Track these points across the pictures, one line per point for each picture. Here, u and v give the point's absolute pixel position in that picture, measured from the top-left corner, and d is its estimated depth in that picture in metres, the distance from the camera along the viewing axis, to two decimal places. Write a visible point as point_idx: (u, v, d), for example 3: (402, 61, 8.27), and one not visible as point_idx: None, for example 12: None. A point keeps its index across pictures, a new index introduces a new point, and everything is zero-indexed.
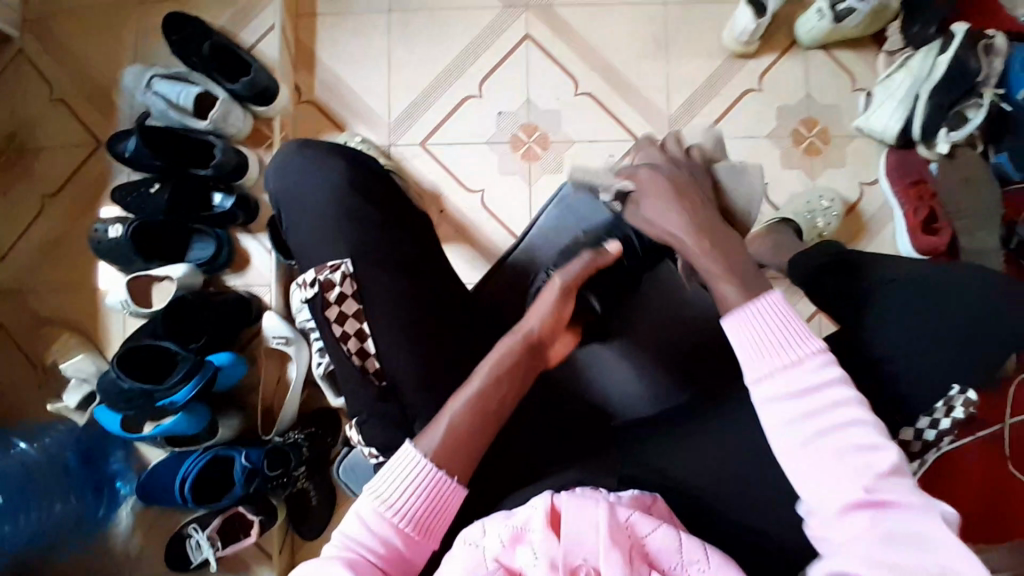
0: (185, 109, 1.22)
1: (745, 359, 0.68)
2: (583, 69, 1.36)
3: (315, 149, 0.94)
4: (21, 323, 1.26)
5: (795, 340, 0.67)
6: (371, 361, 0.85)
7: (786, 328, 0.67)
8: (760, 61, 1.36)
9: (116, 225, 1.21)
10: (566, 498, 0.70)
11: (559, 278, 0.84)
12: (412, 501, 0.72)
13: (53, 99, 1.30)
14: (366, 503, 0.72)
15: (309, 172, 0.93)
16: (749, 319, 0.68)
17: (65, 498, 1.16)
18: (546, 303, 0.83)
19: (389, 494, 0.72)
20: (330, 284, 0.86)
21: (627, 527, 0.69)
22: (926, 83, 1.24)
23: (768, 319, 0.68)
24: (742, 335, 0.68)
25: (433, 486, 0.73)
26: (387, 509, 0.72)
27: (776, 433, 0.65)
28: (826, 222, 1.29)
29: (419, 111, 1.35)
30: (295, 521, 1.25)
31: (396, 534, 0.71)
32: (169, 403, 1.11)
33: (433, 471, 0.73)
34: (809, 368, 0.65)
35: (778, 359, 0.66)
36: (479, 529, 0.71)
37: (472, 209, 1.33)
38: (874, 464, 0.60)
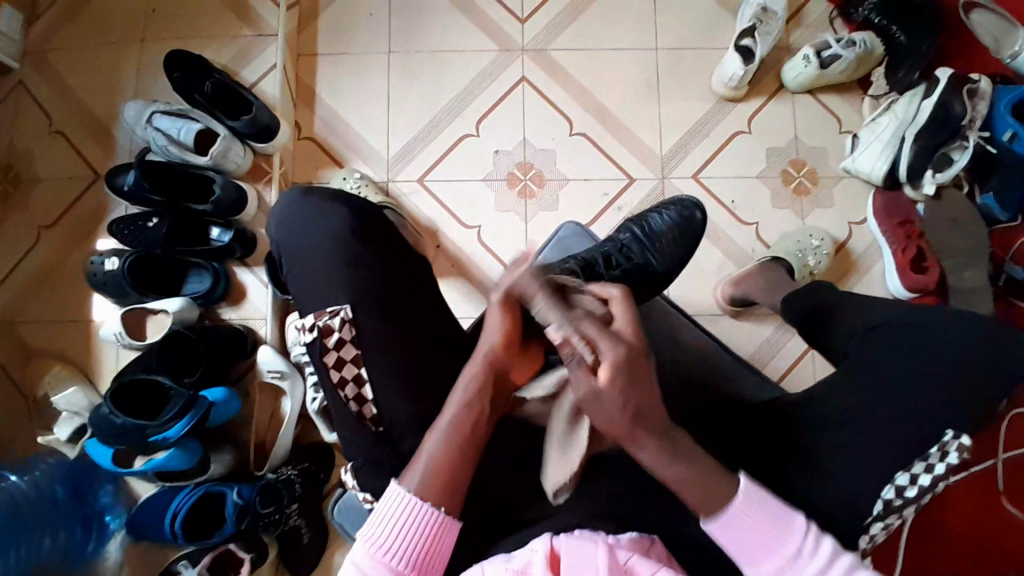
0: (185, 145, 1.24)
1: (743, 557, 0.74)
2: (577, 110, 1.39)
3: (316, 197, 0.96)
4: (12, 355, 1.25)
5: (778, 535, 0.73)
6: (369, 407, 0.86)
7: (775, 528, 0.73)
8: (750, 104, 1.40)
9: (112, 258, 1.21)
10: (566, 541, 0.72)
11: (497, 293, 0.78)
12: (406, 542, 0.75)
13: (53, 132, 1.32)
14: (361, 549, 0.76)
15: (288, 208, 0.96)
16: (733, 526, 0.73)
17: (55, 532, 1.10)
18: (494, 318, 0.79)
19: (381, 536, 0.76)
20: (328, 330, 0.87)
21: (626, 569, 0.70)
22: (911, 126, 1.28)
23: (742, 522, 0.73)
24: (731, 533, 0.74)
25: (425, 525, 0.76)
26: (382, 552, 0.75)
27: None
28: (816, 261, 1.32)
29: (416, 148, 1.37)
30: (284, 560, 1.22)
31: (392, 574, 0.75)
32: (161, 439, 1.09)
33: (420, 506, 0.75)
34: (808, 560, 0.73)
35: (779, 556, 0.73)
36: (479, 575, 0.72)
37: (468, 245, 1.34)
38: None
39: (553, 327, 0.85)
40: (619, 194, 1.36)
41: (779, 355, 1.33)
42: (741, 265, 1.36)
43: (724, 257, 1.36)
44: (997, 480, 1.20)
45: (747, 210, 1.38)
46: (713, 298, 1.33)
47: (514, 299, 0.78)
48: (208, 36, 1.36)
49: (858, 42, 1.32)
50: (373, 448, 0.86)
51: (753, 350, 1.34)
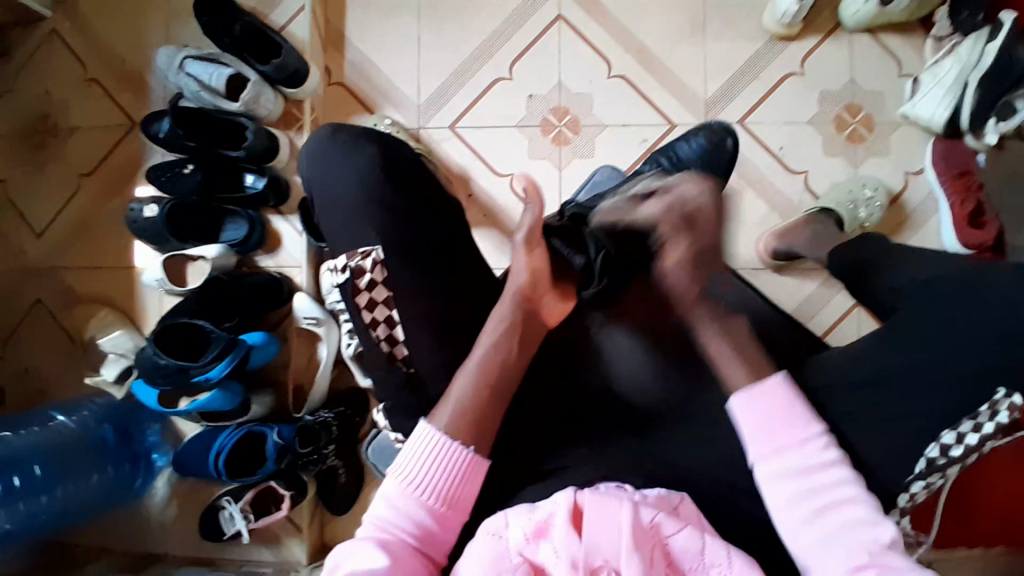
0: (217, 91, 1.22)
1: (750, 438, 0.74)
2: (616, 51, 1.33)
3: (347, 136, 0.94)
4: (62, 299, 1.30)
5: (797, 418, 0.73)
6: (399, 349, 0.88)
7: (792, 406, 0.73)
8: (802, 44, 1.31)
9: (151, 205, 1.23)
10: (589, 496, 0.72)
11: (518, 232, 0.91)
12: (437, 479, 0.76)
13: (87, 80, 1.32)
14: (392, 484, 0.77)
15: (321, 149, 0.94)
16: (762, 392, 0.74)
17: (100, 471, 1.18)
18: (520, 258, 0.90)
19: (414, 473, 0.76)
20: (360, 270, 0.88)
21: (651, 527, 0.70)
22: (975, 72, 1.17)
23: (769, 397, 0.74)
24: (754, 410, 0.74)
25: (453, 462, 0.77)
26: (413, 487, 0.76)
27: (784, 506, 0.71)
28: (867, 213, 1.25)
29: (449, 93, 1.34)
30: (323, 496, 1.28)
31: (424, 511, 0.75)
32: (204, 379, 1.14)
33: (451, 444, 0.77)
34: (814, 448, 0.72)
35: (782, 439, 0.73)
36: (502, 522, 0.73)
37: (501, 194, 1.32)
38: (878, 536, 0.66)
39: (576, 265, 0.96)
40: (658, 142, 1.31)
41: (822, 311, 1.29)
42: (785, 217, 1.30)
43: (767, 209, 1.31)
44: None
45: (795, 159, 1.31)
46: (755, 251, 1.29)
47: (535, 238, 0.90)
48: None
49: None
50: (402, 401, 0.88)
51: (794, 305, 1.30)
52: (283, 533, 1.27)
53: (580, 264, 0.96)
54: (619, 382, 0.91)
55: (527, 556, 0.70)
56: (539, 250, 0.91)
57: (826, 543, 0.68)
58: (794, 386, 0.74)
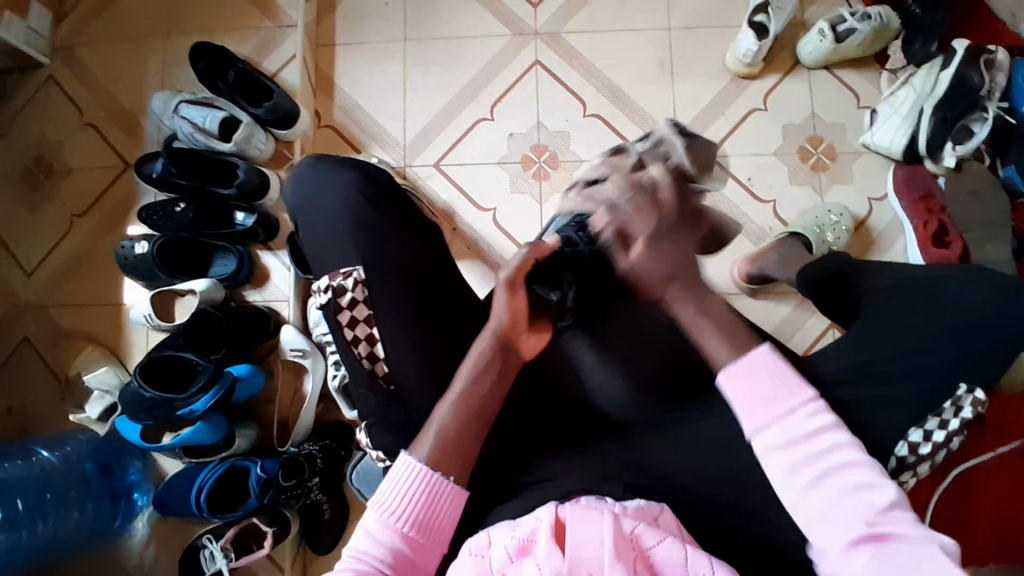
0: (211, 133, 1.27)
1: (740, 416, 0.70)
2: (590, 92, 1.40)
3: (328, 162, 0.98)
4: (46, 336, 1.30)
5: (787, 389, 0.69)
6: (381, 365, 0.89)
7: (778, 380, 0.70)
8: (765, 81, 1.40)
9: (142, 242, 1.26)
10: (569, 510, 0.71)
11: (502, 273, 0.80)
12: (412, 507, 0.74)
13: (82, 124, 1.38)
14: (369, 514, 0.75)
15: (308, 174, 0.98)
16: (746, 370, 0.71)
17: (82, 507, 1.16)
18: (501, 301, 0.81)
19: (390, 503, 0.74)
20: (342, 290, 0.90)
21: (632, 537, 0.70)
22: (929, 99, 1.27)
23: (758, 368, 0.71)
24: (742, 391, 0.70)
25: (429, 490, 0.75)
26: (391, 517, 0.74)
27: (781, 478, 0.67)
28: (835, 236, 1.30)
29: (433, 133, 1.40)
30: (306, 533, 1.26)
31: (401, 539, 0.73)
32: (189, 411, 1.14)
33: (427, 474, 0.75)
34: (802, 416, 0.68)
35: (772, 411, 0.69)
36: (485, 543, 0.73)
37: (483, 227, 1.36)
38: (876, 502, 0.63)
39: (552, 300, 0.84)
40: None
41: (799, 333, 1.32)
42: (757, 242, 1.35)
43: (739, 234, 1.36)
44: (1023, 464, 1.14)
45: (764, 187, 1.37)
46: (731, 275, 1.32)
47: (520, 278, 0.81)
48: (232, 28, 1.41)
49: (874, 16, 1.30)
50: (387, 410, 0.89)
51: (771, 328, 1.33)
52: (265, 573, 1.24)
53: (555, 299, 0.84)
54: (602, 389, 0.92)
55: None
56: (521, 296, 0.82)
57: (829, 516, 0.65)
58: (779, 360, 0.71)
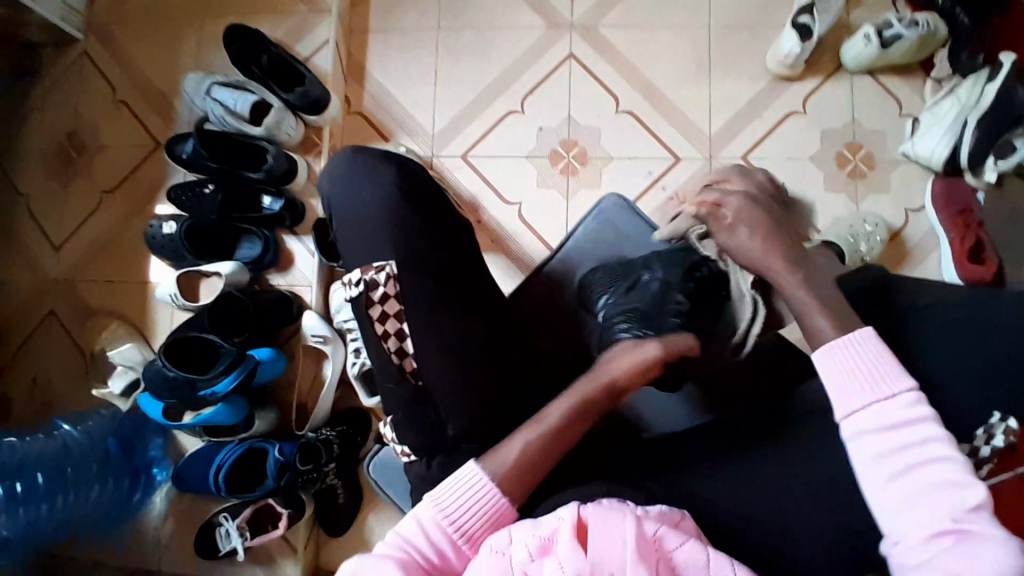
0: (241, 116, 1.27)
1: (836, 388, 0.70)
2: (624, 88, 1.38)
3: (368, 156, 0.98)
4: (75, 312, 1.33)
5: (886, 374, 0.68)
6: (409, 361, 0.90)
7: (880, 362, 0.69)
8: (805, 84, 1.36)
9: (170, 222, 1.27)
10: (592, 510, 0.71)
11: (655, 349, 0.85)
12: (472, 518, 0.75)
13: (116, 102, 1.39)
14: (427, 508, 0.75)
15: (343, 165, 0.98)
16: (848, 352, 0.70)
17: (103, 482, 1.19)
18: (632, 358, 0.85)
19: (449, 504, 0.76)
20: (374, 284, 0.90)
21: (654, 541, 0.70)
22: (974, 111, 1.22)
23: (857, 355, 0.70)
24: (836, 365, 0.70)
25: (491, 508, 0.76)
26: (449, 522, 0.74)
27: (870, 459, 0.66)
28: (868, 247, 1.27)
29: (462, 123, 1.39)
30: (322, 516, 1.27)
31: (448, 544, 0.74)
32: (210, 393, 1.16)
33: (495, 493, 0.76)
34: (902, 403, 0.66)
35: (872, 391, 0.68)
36: (506, 539, 0.72)
37: (508, 220, 1.35)
38: (965, 500, 0.62)
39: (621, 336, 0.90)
40: (663, 174, 1.35)
41: None
42: None
43: None
44: None
45: (797, 193, 1.34)
46: None
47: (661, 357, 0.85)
48: (267, 10, 1.41)
49: (922, 22, 1.25)
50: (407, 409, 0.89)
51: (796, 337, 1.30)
52: (279, 553, 1.25)
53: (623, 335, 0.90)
54: None
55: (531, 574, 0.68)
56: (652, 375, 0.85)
57: (910, 509, 0.64)
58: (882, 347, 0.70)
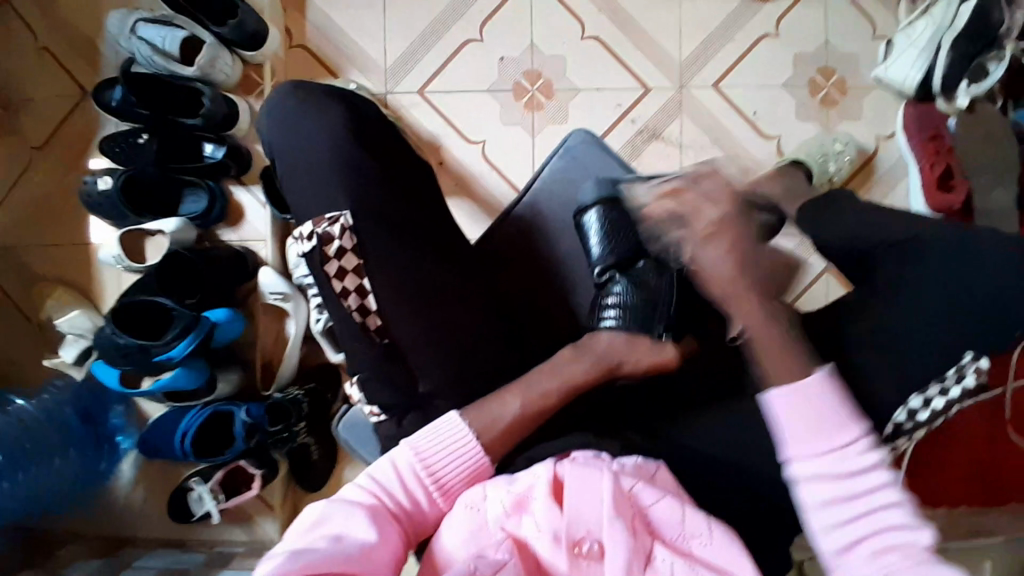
0: (171, 56, 1.15)
1: (786, 435, 0.66)
2: (589, 11, 1.28)
3: (310, 94, 0.89)
4: (13, 278, 1.24)
5: (838, 421, 0.65)
6: (372, 318, 0.85)
7: (834, 410, 0.66)
8: (778, 5, 1.29)
9: (104, 177, 1.15)
10: (569, 467, 0.70)
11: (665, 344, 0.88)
12: (451, 472, 0.73)
13: (37, 48, 1.24)
14: (407, 450, 0.73)
15: (286, 105, 0.89)
16: (802, 393, 0.66)
17: (65, 453, 1.13)
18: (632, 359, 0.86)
19: (429, 451, 0.73)
20: (329, 237, 0.83)
21: (629, 495, 0.69)
22: (948, 33, 1.17)
23: (810, 394, 0.66)
24: (789, 411, 0.66)
25: (473, 462, 0.74)
26: (427, 470, 0.72)
27: (821, 513, 0.65)
28: (838, 168, 1.25)
29: (417, 56, 1.28)
30: (296, 474, 1.26)
31: (425, 495, 0.71)
32: (166, 358, 1.10)
33: (476, 446, 0.74)
34: (855, 453, 0.64)
35: (823, 439, 0.65)
36: (481, 495, 0.70)
37: (473, 162, 1.28)
38: (915, 540, 0.61)
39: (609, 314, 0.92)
40: (633, 106, 1.29)
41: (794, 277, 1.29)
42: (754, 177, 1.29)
43: None
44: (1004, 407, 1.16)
45: (769, 123, 1.30)
46: None
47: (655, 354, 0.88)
48: None
49: None
50: (376, 373, 0.86)
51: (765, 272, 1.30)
52: (258, 511, 1.24)
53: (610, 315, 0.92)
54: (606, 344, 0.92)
55: (508, 530, 0.67)
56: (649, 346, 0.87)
57: (861, 558, 0.62)
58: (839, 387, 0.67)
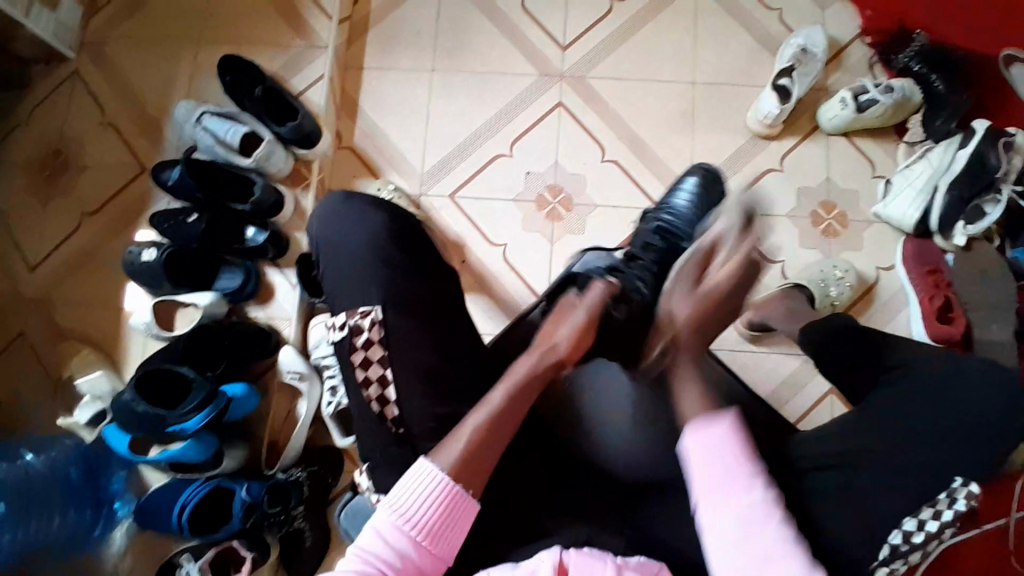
0: (231, 146, 1.28)
1: (695, 479, 0.72)
2: (610, 137, 1.41)
3: (362, 200, 0.94)
4: (45, 332, 1.29)
5: (733, 480, 0.71)
6: (390, 409, 0.84)
7: (734, 468, 0.71)
8: (783, 143, 1.41)
9: (149, 249, 1.24)
10: (575, 556, 0.72)
11: (582, 311, 0.88)
12: (429, 514, 0.73)
13: (101, 123, 1.37)
14: (383, 515, 0.73)
15: (338, 208, 0.94)
16: (702, 444, 0.73)
17: (64, 511, 1.15)
18: (568, 333, 0.87)
19: (404, 505, 0.73)
20: (358, 329, 0.86)
21: None
22: (946, 175, 1.28)
23: (715, 448, 0.73)
24: (701, 456, 0.73)
25: (447, 498, 0.74)
26: (403, 522, 0.73)
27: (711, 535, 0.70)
28: (839, 292, 1.32)
29: (450, 164, 1.40)
30: (285, 560, 1.23)
31: (410, 545, 0.72)
32: (179, 429, 1.12)
33: (448, 483, 0.74)
34: (748, 503, 0.70)
35: (723, 480, 0.71)
36: None
37: (493, 261, 1.36)
38: None
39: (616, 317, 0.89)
40: None
41: (797, 395, 1.31)
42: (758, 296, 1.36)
43: None
44: (1008, 538, 1.18)
45: (774, 247, 1.38)
46: (732, 321, 1.33)
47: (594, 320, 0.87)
48: (262, 43, 1.42)
49: (897, 88, 1.32)
50: (382, 449, 0.85)
51: (768, 388, 1.32)
52: None
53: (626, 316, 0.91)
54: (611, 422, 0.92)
55: None
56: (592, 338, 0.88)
57: None
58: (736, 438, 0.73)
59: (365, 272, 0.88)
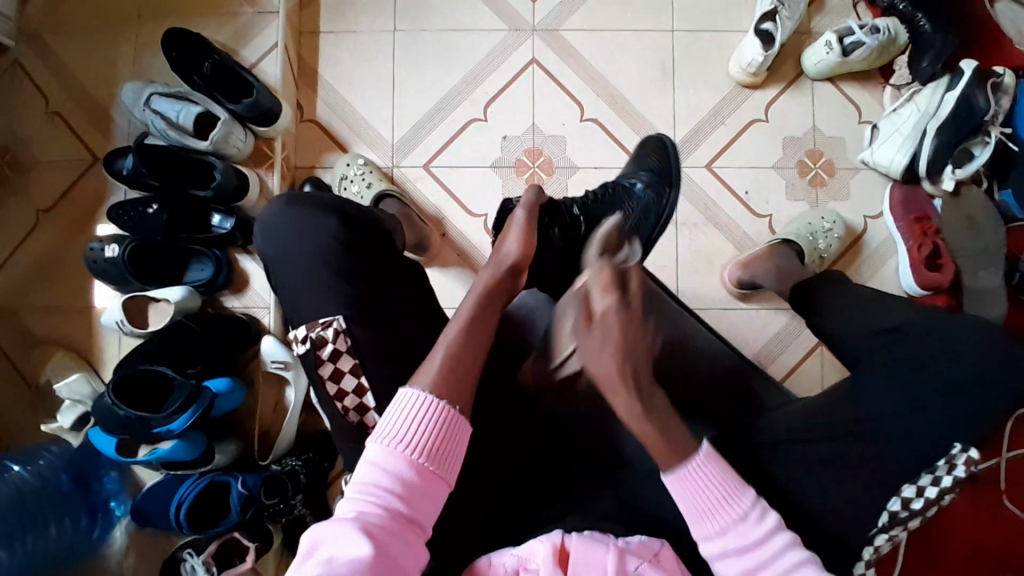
0: (185, 129, 1.20)
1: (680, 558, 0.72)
2: (587, 94, 1.34)
3: (304, 205, 0.87)
4: (15, 339, 1.24)
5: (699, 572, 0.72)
6: (371, 416, 0.80)
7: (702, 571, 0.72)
8: (766, 92, 1.35)
9: (113, 244, 1.18)
10: (578, 541, 0.70)
11: (523, 213, 0.86)
12: (423, 434, 0.69)
13: (47, 112, 1.28)
14: (376, 445, 0.69)
15: (283, 216, 0.87)
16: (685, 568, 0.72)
17: (60, 521, 1.11)
18: (515, 238, 0.85)
19: (396, 429, 0.69)
20: (322, 341, 0.80)
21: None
22: (933, 120, 1.24)
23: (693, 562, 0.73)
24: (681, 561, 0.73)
25: (439, 418, 0.70)
26: (397, 445, 0.68)
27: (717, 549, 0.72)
28: (827, 245, 1.29)
29: (422, 133, 1.34)
30: (290, 546, 1.23)
31: (410, 469, 0.68)
32: (165, 431, 1.09)
33: (436, 402, 0.70)
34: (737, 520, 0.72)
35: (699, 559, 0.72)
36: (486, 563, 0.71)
37: (474, 233, 1.31)
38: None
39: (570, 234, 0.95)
40: None
41: (788, 350, 1.31)
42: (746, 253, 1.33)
43: (734, 250, 1.33)
44: (1000, 479, 1.20)
45: (761, 202, 1.35)
46: (720, 280, 1.31)
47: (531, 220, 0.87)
48: (208, 12, 1.32)
49: (882, 29, 1.27)
50: None
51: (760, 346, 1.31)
52: None
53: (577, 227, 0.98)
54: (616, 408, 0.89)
55: None
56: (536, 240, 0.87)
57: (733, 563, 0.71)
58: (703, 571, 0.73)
59: (339, 276, 0.83)
